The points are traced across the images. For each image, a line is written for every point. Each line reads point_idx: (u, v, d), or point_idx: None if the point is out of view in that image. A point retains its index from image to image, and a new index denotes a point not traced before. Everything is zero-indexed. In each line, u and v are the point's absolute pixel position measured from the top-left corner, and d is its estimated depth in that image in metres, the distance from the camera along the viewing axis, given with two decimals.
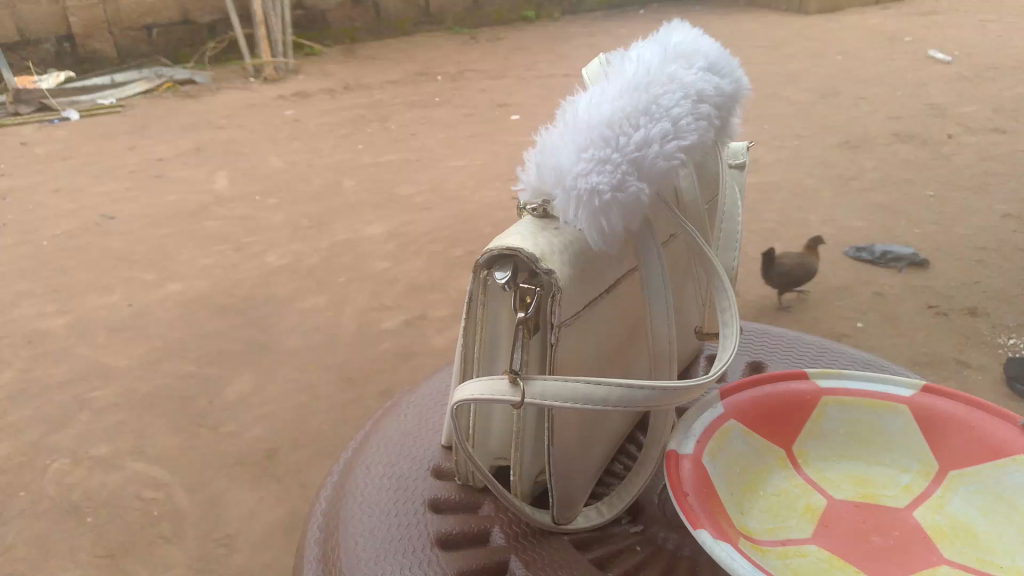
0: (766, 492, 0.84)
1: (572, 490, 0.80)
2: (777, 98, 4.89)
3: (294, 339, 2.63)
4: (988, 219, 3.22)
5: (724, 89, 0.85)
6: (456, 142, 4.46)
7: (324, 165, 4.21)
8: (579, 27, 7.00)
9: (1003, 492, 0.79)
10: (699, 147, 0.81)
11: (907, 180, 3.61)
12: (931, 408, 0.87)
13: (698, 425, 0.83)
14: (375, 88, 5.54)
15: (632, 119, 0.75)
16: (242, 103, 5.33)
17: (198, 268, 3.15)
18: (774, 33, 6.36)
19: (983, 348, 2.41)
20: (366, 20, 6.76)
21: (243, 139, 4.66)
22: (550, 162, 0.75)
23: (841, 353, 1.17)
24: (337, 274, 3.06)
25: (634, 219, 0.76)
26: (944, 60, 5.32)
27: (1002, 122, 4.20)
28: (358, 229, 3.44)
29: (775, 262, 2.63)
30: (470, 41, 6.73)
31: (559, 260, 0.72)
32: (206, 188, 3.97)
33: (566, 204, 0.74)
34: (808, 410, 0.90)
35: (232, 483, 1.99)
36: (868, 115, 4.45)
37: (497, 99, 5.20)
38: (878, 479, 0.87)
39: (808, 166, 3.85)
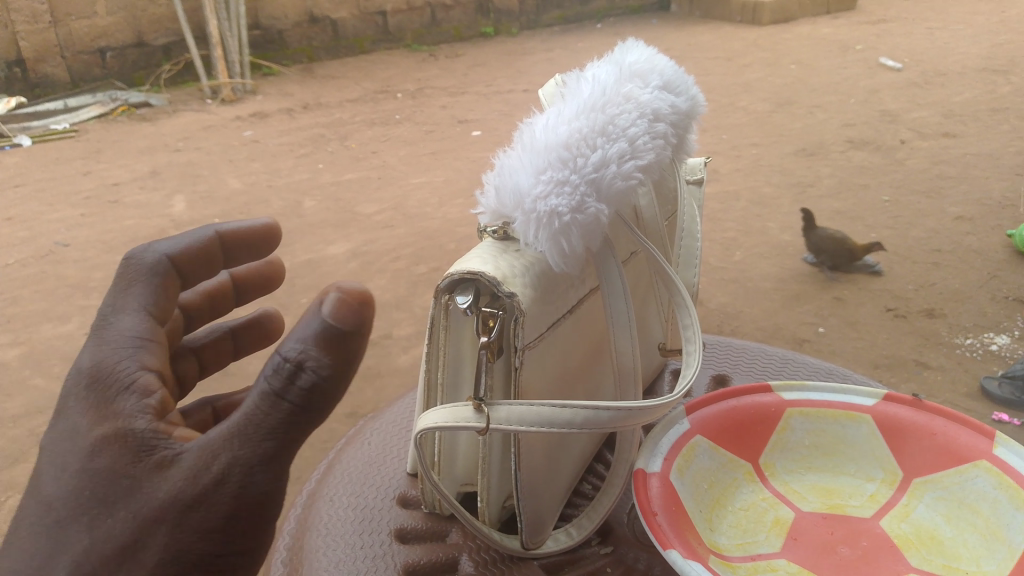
0: (734, 507, 0.84)
1: (541, 514, 0.79)
2: (734, 108, 4.95)
3: (255, 362, 2.59)
4: (942, 222, 3.29)
5: (680, 107, 0.86)
6: (418, 159, 4.45)
7: (283, 186, 4.17)
8: (537, 43, 7.04)
9: (966, 499, 0.80)
10: (656, 165, 0.81)
11: (862, 186, 3.68)
12: (893, 418, 0.88)
13: (665, 443, 0.83)
14: (335, 107, 5.51)
15: (589, 140, 0.75)
16: (199, 125, 5.26)
17: None
18: (729, 44, 6.45)
19: (943, 349, 2.45)
20: (324, 38, 6.70)
21: (201, 161, 4.61)
22: (509, 184, 0.75)
23: (803, 363, 1.18)
24: (299, 295, 3.03)
25: (593, 239, 0.76)
26: (895, 67, 5.44)
27: (951, 127, 4.31)
28: (320, 249, 3.42)
29: (812, 225, 2.96)
30: (430, 57, 6.73)
31: (522, 282, 0.71)
32: (164, 212, 3.91)
33: (527, 227, 0.73)
34: (773, 423, 0.91)
35: None
36: (823, 123, 4.54)
37: (458, 115, 5.21)
38: (844, 489, 0.87)
39: (766, 175, 3.90)
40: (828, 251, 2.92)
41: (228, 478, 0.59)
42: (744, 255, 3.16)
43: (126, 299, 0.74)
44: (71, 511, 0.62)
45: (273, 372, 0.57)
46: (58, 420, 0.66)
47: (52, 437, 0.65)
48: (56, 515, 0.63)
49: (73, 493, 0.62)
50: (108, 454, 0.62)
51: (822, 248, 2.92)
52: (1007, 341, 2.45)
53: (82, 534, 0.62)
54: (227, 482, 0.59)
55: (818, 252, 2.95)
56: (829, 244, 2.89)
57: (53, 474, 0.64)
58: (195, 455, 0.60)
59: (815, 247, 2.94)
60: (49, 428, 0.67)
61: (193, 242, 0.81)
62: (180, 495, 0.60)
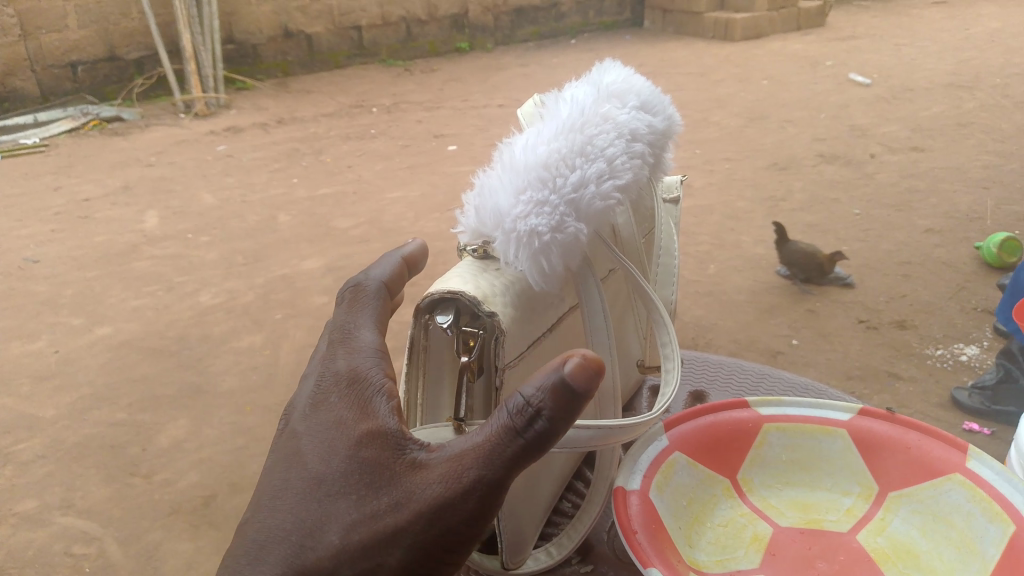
0: (713, 524, 0.85)
1: (521, 533, 0.79)
2: (707, 123, 5.00)
3: (229, 379, 2.57)
4: (911, 234, 3.34)
5: (657, 126, 0.87)
6: (394, 173, 4.45)
7: (258, 201, 4.14)
8: (512, 58, 7.07)
9: (941, 512, 0.82)
10: (634, 185, 0.82)
11: (833, 200, 3.73)
12: (868, 432, 0.89)
13: (644, 459, 0.84)
14: (309, 122, 5.50)
15: (568, 160, 0.76)
16: (172, 140, 5.22)
17: (129, 310, 3.06)
18: (702, 60, 6.53)
19: (914, 360, 2.49)
20: (298, 53, 6.67)
21: (174, 176, 4.57)
22: (489, 204, 0.75)
23: (780, 378, 1.19)
24: (273, 311, 3.00)
25: (573, 258, 0.76)
26: (864, 83, 5.53)
27: (919, 141, 4.39)
28: (295, 264, 3.40)
29: (784, 237, 2.99)
30: (405, 72, 6.74)
31: (502, 302, 0.71)
32: (136, 227, 3.87)
33: (506, 246, 0.74)
34: (751, 438, 0.91)
35: (168, 533, 1.92)
36: (794, 138, 4.60)
37: (433, 129, 5.22)
38: (821, 504, 0.88)
39: (738, 189, 3.94)
40: (800, 263, 2.94)
41: (483, 476, 0.59)
42: (718, 268, 3.19)
43: (362, 315, 0.78)
44: (335, 490, 0.64)
45: (512, 411, 0.59)
46: (318, 410, 0.70)
47: (308, 426, 0.69)
48: (316, 494, 0.64)
49: (340, 474, 0.64)
50: (377, 441, 0.64)
51: (794, 259, 2.95)
52: (977, 352, 2.49)
53: (343, 516, 0.63)
54: (484, 482, 0.58)
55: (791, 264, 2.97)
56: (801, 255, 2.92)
57: (316, 454, 0.67)
58: (456, 452, 0.61)
59: (788, 259, 2.97)
60: (308, 418, 0.70)
61: (396, 266, 0.85)
62: (437, 487, 0.60)
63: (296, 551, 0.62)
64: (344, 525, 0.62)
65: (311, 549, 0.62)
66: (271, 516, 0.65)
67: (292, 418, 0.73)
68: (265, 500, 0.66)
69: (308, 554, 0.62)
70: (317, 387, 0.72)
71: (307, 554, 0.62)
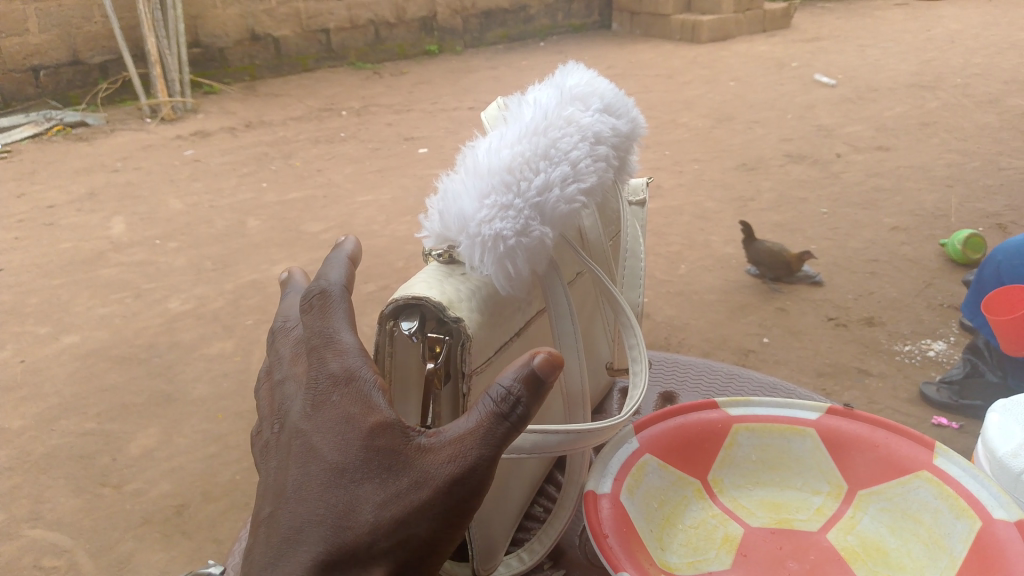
0: (684, 525, 0.85)
1: (491, 540, 0.79)
2: (676, 124, 5.03)
3: (200, 387, 2.53)
4: (878, 232, 3.39)
5: (621, 129, 0.87)
6: (364, 177, 4.43)
7: (227, 206, 4.09)
8: (482, 61, 7.07)
9: (909, 509, 0.82)
10: (599, 187, 0.82)
11: (800, 199, 3.77)
12: (836, 431, 0.90)
13: (614, 462, 0.83)
14: (278, 125, 5.45)
15: (532, 164, 0.76)
16: (138, 145, 5.15)
17: (96, 318, 3.01)
18: (670, 62, 6.57)
19: (883, 356, 2.52)
20: (266, 56, 6.60)
21: (141, 181, 4.50)
22: (452, 209, 0.74)
23: (749, 378, 1.19)
24: (243, 317, 2.97)
25: (538, 261, 0.75)
26: (829, 83, 5.60)
27: (884, 140, 4.45)
28: (264, 269, 3.36)
29: (752, 236, 3.01)
30: (374, 75, 6.71)
31: (468, 306, 0.71)
32: (102, 234, 3.81)
33: (471, 251, 0.73)
34: (720, 439, 0.91)
35: (140, 544, 1.89)
36: (761, 138, 4.64)
37: (403, 132, 5.19)
38: (791, 503, 0.88)
39: (708, 189, 3.97)
40: (769, 262, 2.96)
41: (490, 446, 0.57)
42: (689, 268, 3.21)
43: (337, 302, 0.67)
44: (350, 481, 0.58)
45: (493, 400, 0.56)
46: (315, 400, 0.62)
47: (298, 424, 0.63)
48: (337, 483, 0.58)
49: (357, 459, 0.58)
50: (388, 422, 0.58)
51: (763, 258, 2.97)
52: (943, 347, 2.53)
53: (370, 500, 0.57)
54: (492, 450, 0.56)
55: (760, 263, 2.99)
56: (770, 254, 2.94)
57: (324, 444, 0.60)
58: (467, 421, 0.58)
59: (757, 258, 2.98)
60: (304, 410, 0.63)
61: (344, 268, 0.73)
62: (460, 462, 0.57)
63: (329, 545, 0.57)
64: (372, 509, 0.57)
65: (343, 541, 0.57)
66: (292, 516, 0.59)
67: (286, 412, 0.65)
68: (280, 500, 0.60)
69: (342, 546, 0.57)
70: (308, 384, 0.64)
71: (341, 546, 0.57)
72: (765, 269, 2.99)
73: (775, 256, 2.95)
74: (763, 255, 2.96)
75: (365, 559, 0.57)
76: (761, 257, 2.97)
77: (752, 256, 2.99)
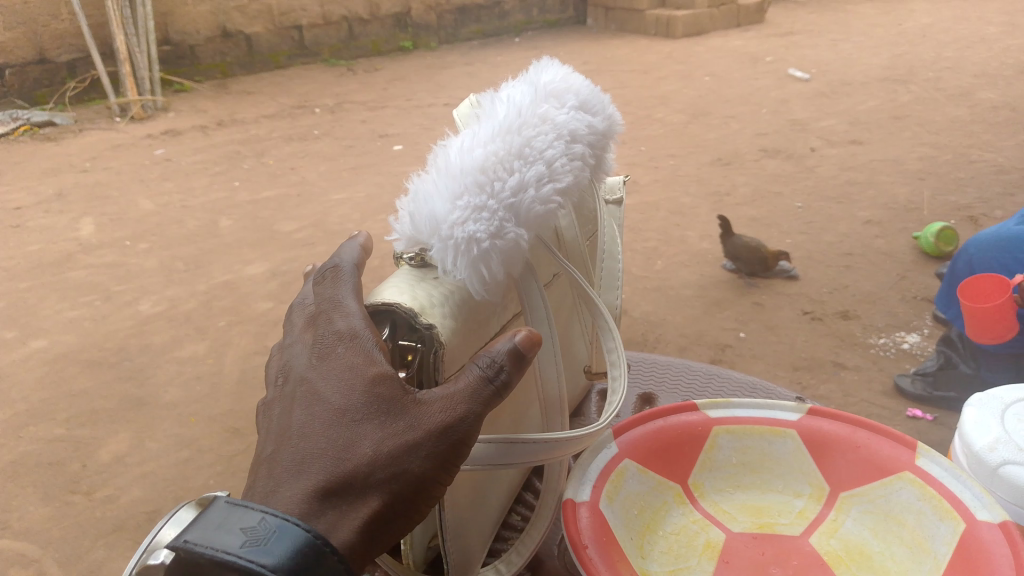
0: (665, 532, 0.83)
1: (468, 552, 0.76)
2: (652, 119, 5.03)
3: (172, 390, 2.49)
4: (852, 226, 3.40)
5: (597, 126, 0.85)
6: (338, 174, 4.38)
7: (198, 206, 4.03)
8: (456, 57, 7.03)
9: (892, 511, 0.81)
10: (575, 187, 0.80)
11: (775, 194, 3.78)
12: (818, 432, 0.88)
13: (593, 469, 0.81)
14: (250, 123, 5.38)
15: (505, 164, 0.73)
16: (108, 144, 5.06)
17: (65, 322, 2.94)
18: (645, 57, 6.57)
19: (858, 349, 2.52)
20: (238, 54, 6.51)
21: (110, 182, 4.42)
22: (424, 211, 0.72)
23: (728, 379, 1.18)
24: (216, 318, 2.92)
25: (514, 263, 0.73)
26: (803, 78, 5.63)
27: (857, 134, 4.48)
28: (237, 269, 3.31)
29: (729, 230, 2.99)
30: (348, 72, 6.65)
31: (441, 314, 0.68)
32: (71, 236, 3.73)
33: (444, 254, 0.70)
34: (700, 442, 0.89)
35: (111, 551, 1.85)
36: (736, 133, 4.65)
37: (378, 129, 5.15)
38: (773, 507, 0.87)
39: (684, 184, 3.97)
40: (745, 257, 2.95)
41: (480, 401, 0.61)
42: (666, 264, 3.20)
43: (344, 275, 0.71)
44: (351, 424, 0.60)
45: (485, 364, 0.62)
46: (317, 352, 0.65)
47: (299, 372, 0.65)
48: (337, 422, 0.61)
49: (358, 403, 0.61)
50: (388, 374, 0.61)
51: (740, 253, 2.95)
52: (917, 340, 2.54)
53: (369, 437, 0.60)
54: (484, 403, 0.61)
55: (737, 258, 2.98)
56: (747, 249, 2.93)
57: (326, 390, 0.62)
58: (464, 376, 0.62)
59: (734, 252, 2.97)
60: (306, 362, 0.66)
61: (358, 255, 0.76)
62: (455, 409, 0.60)
63: (328, 477, 0.59)
64: (371, 447, 0.59)
65: (340, 474, 0.59)
66: (294, 453, 0.61)
67: (287, 363, 0.68)
68: (281, 441, 0.63)
69: (340, 478, 0.59)
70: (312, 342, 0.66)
71: (335, 484, 0.59)
72: (742, 264, 2.98)
73: (752, 251, 2.93)
74: (740, 249, 2.95)
75: (360, 491, 0.59)
76: (738, 251, 2.95)
77: (728, 250, 2.98)
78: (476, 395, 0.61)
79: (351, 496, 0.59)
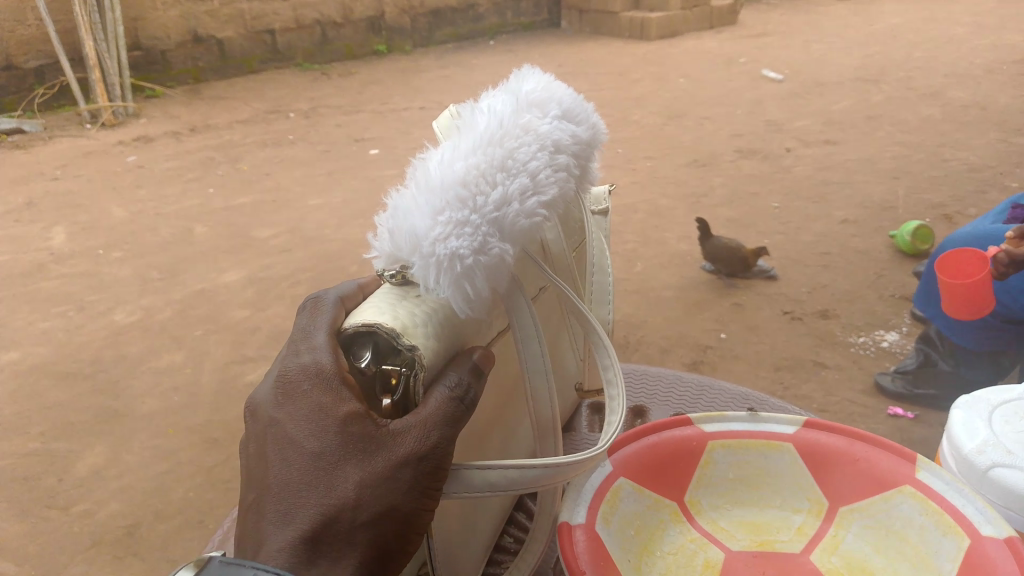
0: (662, 552, 0.81)
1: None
2: (628, 121, 5.02)
3: (148, 402, 2.43)
4: (829, 225, 3.41)
5: (581, 136, 0.82)
6: (314, 180, 4.33)
7: (172, 213, 3.96)
8: (431, 60, 7.00)
9: (893, 526, 0.79)
10: (561, 199, 0.77)
11: (753, 194, 3.79)
12: (815, 444, 0.86)
13: (587, 489, 0.78)
14: (224, 129, 5.31)
15: (488, 176, 0.70)
16: (78, 152, 4.97)
17: (37, 333, 2.88)
18: (620, 59, 6.58)
19: (839, 348, 2.52)
20: (210, 59, 6.43)
21: (81, 190, 4.33)
22: (404, 227, 0.69)
23: (720, 390, 1.16)
24: (193, 327, 2.87)
25: (499, 279, 0.70)
26: (777, 78, 5.66)
27: (832, 134, 4.50)
28: (213, 277, 3.26)
29: (707, 232, 2.96)
30: (322, 76, 6.59)
31: (424, 333, 0.65)
32: (41, 245, 3.65)
33: (425, 271, 0.68)
34: (695, 457, 0.87)
35: (88, 568, 1.79)
36: (713, 134, 4.66)
37: (354, 134, 5.10)
38: (772, 523, 0.85)
39: (662, 186, 3.96)
40: (724, 259, 2.93)
41: (451, 425, 0.61)
42: (646, 266, 3.19)
43: (320, 306, 0.69)
44: (329, 467, 0.60)
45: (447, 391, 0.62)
46: (284, 391, 0.63)
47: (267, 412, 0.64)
48: (314, 465, 0.60)
49: (332, 444, 0.60)
50: (358, 410, 0.60)
51: (719, 256, 2.93)
52: (897, 338, 2.54)
53: (349, 478, 0.59)
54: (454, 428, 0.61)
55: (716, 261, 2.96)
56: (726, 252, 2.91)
57: (297, 432, 0.61)
58: (430, 403, 0.61)
59: (712, 256, 2.95)
60: (272, 400, 0.64)
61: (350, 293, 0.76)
62: (427, 439, 0.60)
63: (315, 523, 0.59)
64: (352, 488, 0.59)
65: (324, 518, 0.59)
66: (277, 500, 0.61)
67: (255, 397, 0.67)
68: (262, 485, 0.62)
69: (327, 522, 0.59)
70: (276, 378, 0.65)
71: (323, 530, 0.59)
72: (720, 266, 2.97)
73: (730, 254, 2.91)
74: (718, 253, 2.93)
75: (347, 532, 0.59)
76: (717, 255, 2.93)
77: (707, 253, 2.96)
78: (447, 416, 0.61)
79: (340, 537, 0.59)
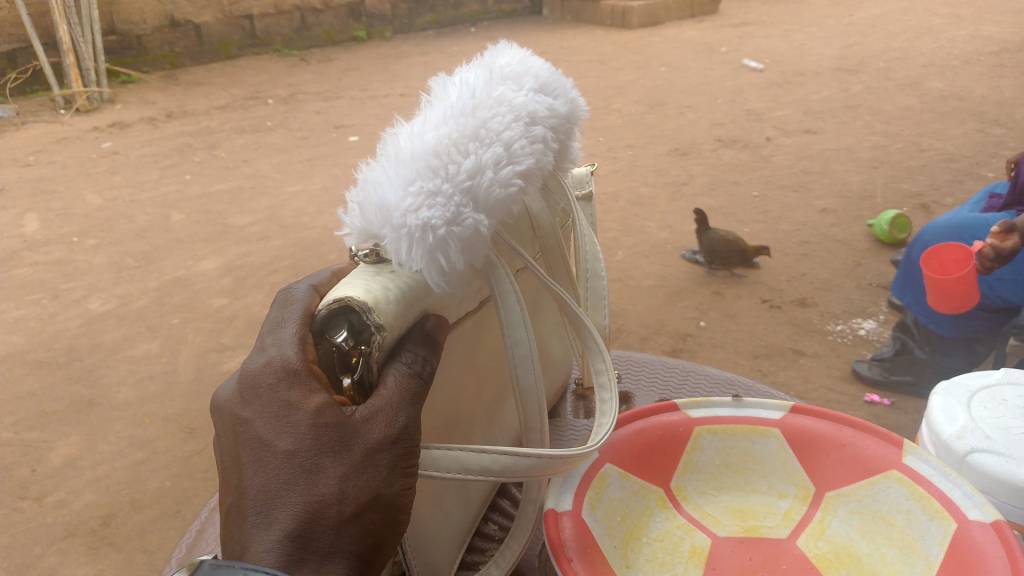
0: (649, 538, 0.81)
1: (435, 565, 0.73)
2: (609, 110, 5.01)
3: (124, 391, 2.40)
4: (808, 214, 3.42)
5: (558, 110, 0.81)
6: (293, 167, 4.28)
7: (149, 200, 3.90)
8: (411, 47, 6.94)
9: (880, 510, 0.79)
10: (537, 170, 0.76)
11: (733, 183, 3.79)
12: (802, 429, 0.85)
13: (574, 476, 0.78)
14: (201, 115, 5.24)
15: (460, 145, 0.69)
16: (52, 137, 4.88)
17: (10, 321, 2.83)
18: (602, 47, 6.56)
19: (817, 335, 2.53)
20: (187, 43, 6.33)
21: (55, 176, 4.26)
22: (373, 198, 0.67)
23: (705, 375, 1.16)
24: (169, 315, 2.83)
25: (474, 253, 0.69)
26: (757, 68, 5.66)
27: (812, 123, 4.52)
28: (189, 265, 3.21)
29: (706, 223, 2.93)
30: (301, 62, 6.52)
31: (395, 310, 0.63)
32: (14, 232, 3.59)
33: (397, 243, 0.65)
34: (682, 443, 0.86)
35: (63, 558, 1.77)
36: (694, 123, 4.66)
37: (333, 120, 5.05)
38: (758, 508, 0.85)
39: (643, 175, 3.96)
40: (719, 253, 2.91)
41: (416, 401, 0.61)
42: (626, 254, 3.18)
43: (292, 297, 0.68)
44: (307, 461, 0.58)
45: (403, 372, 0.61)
46: (250, 388, 0.61)
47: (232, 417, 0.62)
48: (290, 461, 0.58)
49: (307, 439, 0.58)
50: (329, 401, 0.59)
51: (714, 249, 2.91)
52: (874, 326, 2.55)
53: (330, 474, 0.58)
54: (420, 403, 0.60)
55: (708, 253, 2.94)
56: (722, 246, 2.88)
57: (268, 431, 0.59)
58: (391, 384, 0.60)
59: (707, 248, 2.92)
60: (239, 398, 0.62)
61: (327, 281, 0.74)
62: (396, 422, 0.59)
63: (300, 522, 0.57)
64: (334, 483, 0.58)
65: (310, 514, 0.57)
66: (256, 503, 0.59)
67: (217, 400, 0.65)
68: (240, 490, 0.60)
69: (312, 519, 0.57)
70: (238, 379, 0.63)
71: (313, 527, 0.57)
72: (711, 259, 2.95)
73: (726, 249, 2.89)
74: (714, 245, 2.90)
75: (334, 528, 0.58)
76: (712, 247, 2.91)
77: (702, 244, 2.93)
78: (413, 395, 0.60)
79: (327, 534, 0.58)
